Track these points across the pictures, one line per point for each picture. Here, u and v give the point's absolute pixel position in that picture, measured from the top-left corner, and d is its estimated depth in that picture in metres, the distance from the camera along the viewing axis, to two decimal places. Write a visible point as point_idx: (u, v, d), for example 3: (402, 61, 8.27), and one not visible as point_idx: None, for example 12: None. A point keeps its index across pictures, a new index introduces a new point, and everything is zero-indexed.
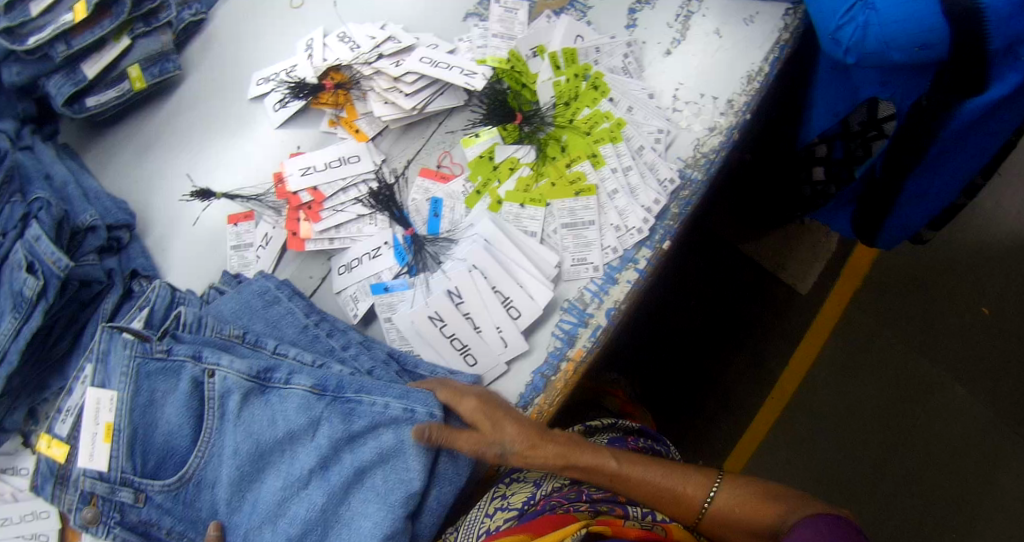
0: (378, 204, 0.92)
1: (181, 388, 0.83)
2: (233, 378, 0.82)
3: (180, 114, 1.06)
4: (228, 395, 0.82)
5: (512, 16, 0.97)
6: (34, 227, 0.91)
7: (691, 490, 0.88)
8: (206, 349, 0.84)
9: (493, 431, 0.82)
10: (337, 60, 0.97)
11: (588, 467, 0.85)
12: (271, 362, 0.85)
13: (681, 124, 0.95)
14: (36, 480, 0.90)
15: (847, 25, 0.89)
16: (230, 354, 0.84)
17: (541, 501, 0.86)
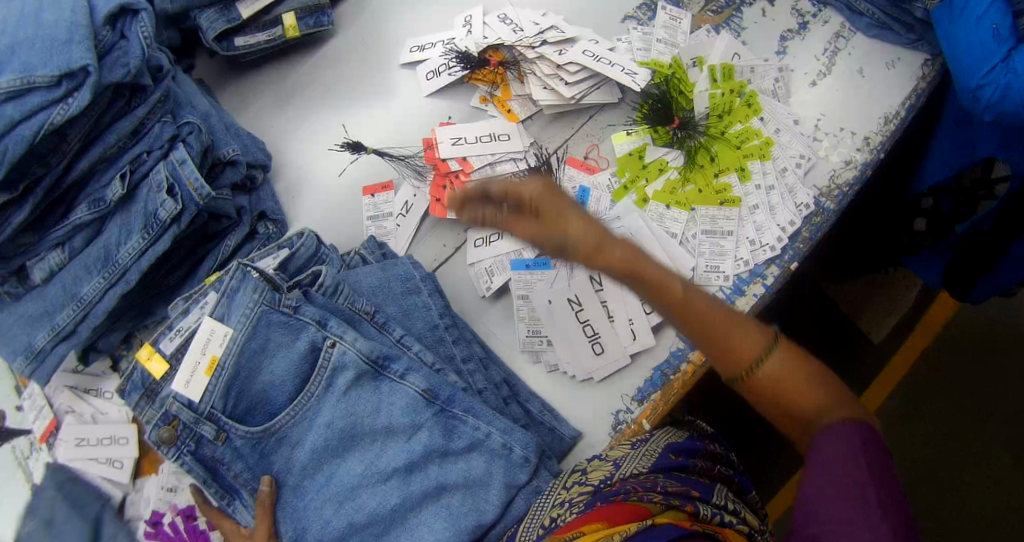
0: (537, 179, 0.94)
1: (297, 347, 0.81)
2: (352, 355, 0.81)
3: (326, 68, 1.08)
4: (341, 371, 0.81)
5: (676, 25, 1.01)
6: (181, 150, 0.91)
7: (749, 343, 0.64)
8: (332, 318, 0.82)
9: (562, 216, 0.66)
10: (498, 40, 1.00)
11: (648, 289, 0.66)
12: (391, 350, 0.84)
13: (820, 153, 0.98)
14: (124, 384, 0.79)
15: (988, 86, 0.91)
16: (355, 330, 0.84)
17: (618, 482, 0.75)
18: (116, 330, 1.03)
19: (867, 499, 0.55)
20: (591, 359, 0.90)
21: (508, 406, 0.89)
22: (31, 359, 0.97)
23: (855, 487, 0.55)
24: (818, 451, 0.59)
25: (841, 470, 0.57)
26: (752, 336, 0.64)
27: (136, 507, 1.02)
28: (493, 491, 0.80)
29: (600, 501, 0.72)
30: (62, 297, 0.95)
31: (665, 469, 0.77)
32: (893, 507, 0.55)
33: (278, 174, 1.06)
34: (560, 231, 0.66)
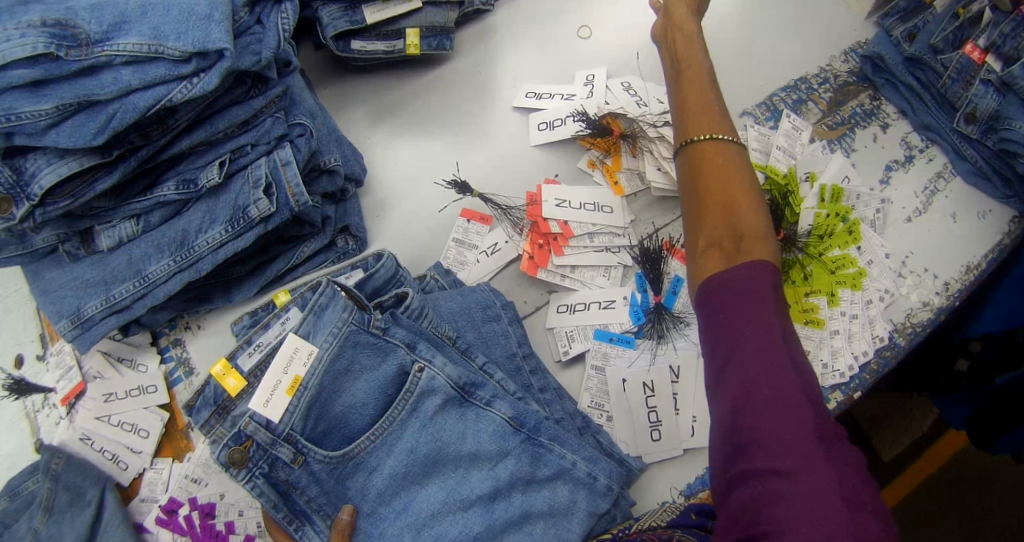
0: (646, 262, 0.94)
1: (385, 370, 0.82)
2: (440, 381, 0.82)
3: (437, 91, 1.06)
4: (429, 395, 0.82)
5: (797, 134, 1.05)
6: (287, 151, 0.89)
7: (736, 180, 0.78)
8: (421, 342, 0.83)
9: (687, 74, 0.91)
10: (621, 109, 1.00)
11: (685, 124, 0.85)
12: (478, 378, 0.85)
13: (902, 290, 0.99)
14: (194, 400, 0.80)
15: None
16: (442, 354, 0.84)
17: (634, 533, 0.79)
18: (166, 309, 0.99)
19: (803, 432, 0.59)
20: (647, 443, 0.89)
21: (584, 435, 0.87)
22: (75, 324, 0.92)
23: (790, 422, 0.60)
24: (750, 375, 0.64)
25: (766, 394, 0.62)
26: (752, 197, 0.77)
27: (151, 488, 1.00)
28: (576, 521, 0.83)
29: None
30: (125, 270, 0.91)
31: (682, 526, 0.77)
32: (827, 438, 0.60)
33: (368, 188, 1.03)
34: (689, 63, 0.91)
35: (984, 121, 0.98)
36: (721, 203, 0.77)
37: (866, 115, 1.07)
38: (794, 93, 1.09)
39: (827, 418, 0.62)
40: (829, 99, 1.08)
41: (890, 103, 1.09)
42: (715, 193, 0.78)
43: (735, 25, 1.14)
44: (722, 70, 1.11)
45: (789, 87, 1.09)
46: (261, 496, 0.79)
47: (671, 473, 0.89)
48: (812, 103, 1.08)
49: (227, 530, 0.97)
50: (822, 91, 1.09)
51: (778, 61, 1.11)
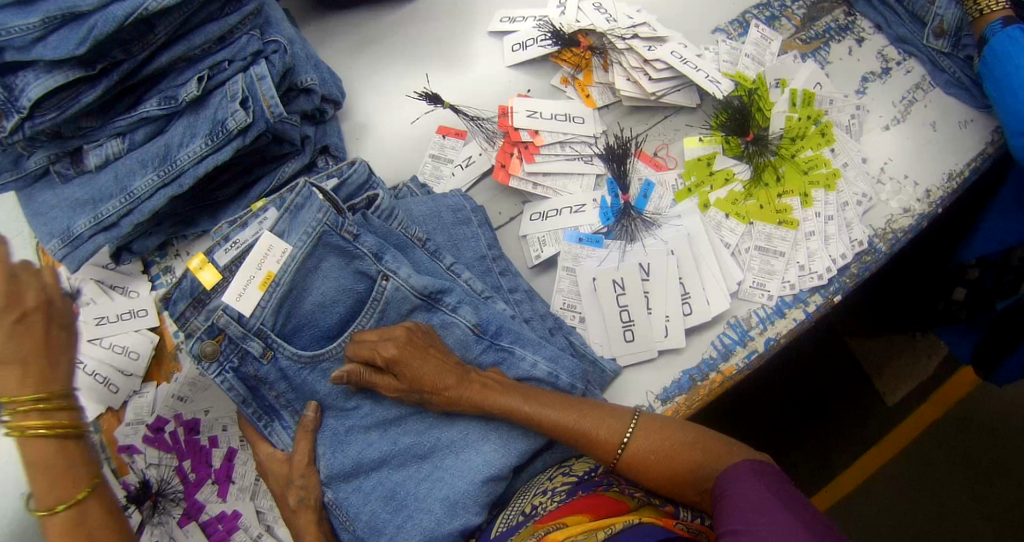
0: (611, 159, 0.94)
1: (350, 268, 0.84)
2: (405, 290, 0.84)
3: (413, 21, 1.07)
4: (395, 303, 0.84)
5: (766, 44, 1.03)
6: (262, 66, 0.91)
7: (697, 458, 0.74)
8: (388, 252, 0.84)
9: (433, 382, 0.79)
10: (591, 26, 1.01)
11: (518, 412, 0.79)
12: (445, 281, 0.86)
13: (881, 196, 0.96)
14: (171, 292, 0.82)
15: (1006, 105, 0.88)
16: (408, 260, 0.85)
17: (601, 475, 0.80)
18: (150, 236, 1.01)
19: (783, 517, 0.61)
20: (620, 344, 0.89)
21: (554, 336, 0.88)
22: (65, 244, 0.96)
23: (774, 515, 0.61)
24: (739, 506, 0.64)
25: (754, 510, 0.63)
26: (687, 431, 0.77)
27: (137, 412, 1.00)
28: None
29: (582, 490, 0.76)
30: (112, 188, 0.94)
31: None
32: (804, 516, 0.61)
33: (347, 113, 1.04)
34: (429, 378, 0.79)
35: (953, 33, 0.97)
36: (682, 467, 0.74)
37: (840, 30, 1.05)
38: (767, 10, 1.06)
39: (809, 522, 0.61)
40: (802, 15, 1.06)
41: (864, 18, 1.05)
42: (681, 469, 0.74)
43: None
44: None
45: (761, 6, 1.06)
46: (230, 389, 0.82)
47: (642, 375, 0.90)
48: (785, 19, 1.06)
49: (211, 445, 0.98)
50: (795, 8, 1.06)
51: None
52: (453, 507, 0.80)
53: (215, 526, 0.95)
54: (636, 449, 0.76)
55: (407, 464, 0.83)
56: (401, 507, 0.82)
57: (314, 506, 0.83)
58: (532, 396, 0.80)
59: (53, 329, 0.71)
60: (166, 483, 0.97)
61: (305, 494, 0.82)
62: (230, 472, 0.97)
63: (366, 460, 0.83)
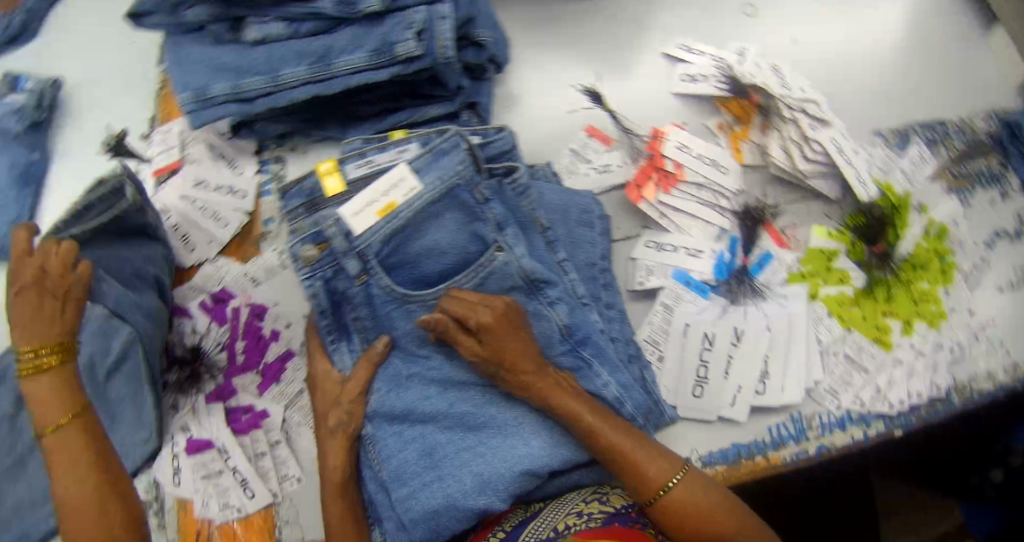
0: (743, 220, 0.96)
1: (465, 226, 0.84)
2: (513, 269, 0.83)
3: (598, 16, 1.05)
4: (500, 276, 0.83)
5: (921, 166, 1.01)
6: (448, 7, 0.90)
7: (732, 530, 0.74)
8: (510, 226, 0.84)
9: (512, 360, 0.80)
10: (765, 84, 1.00)
11: (576, 420, 0.79)
12: (552, 274, 0.85)
13: (972, 353, 0.95)
14: (292, 186, 0.85)
15: None
16: (525, 242, 0.85)
17: (638, 514, 0.79)
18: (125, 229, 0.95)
19: None
20: (687, 396, 0.90)
21: (631, 364, 0.88)
22: (196, 100, 0.94)
23: None
24: None
25: None
26: (729, 500, 0.77)
27: (203, 280, 1.01)
28: None
29: (619, 522, 0.76)
30: (261, 66, 0.94)
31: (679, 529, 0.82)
32: None
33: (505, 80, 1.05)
34: (508, 354, 0.80)
35: None
36: (715, 532, 0.74)
37: (989, 177, 1.02)
38: (928, 132, 1.03)
39: None
40: (959, 149, 1.03)
41: (1016, 176, 1.01)
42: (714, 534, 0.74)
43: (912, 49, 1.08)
44: (891, 93, 1.05)
45: (928, 125, 1.04)
46: (314, 296, 0.83)
47: (698, 431, 0.90)
48: (942, 148, 1.03)
49: (271, 337, 0.99)
50: (955, 140, 1.03)
51: (939, 100, 1.06)
52: (483, 486, 0.79)
53: (240, 415, 0.96)
54: (676, 498, 0.76)
55: (453, 429, 0.83)
56: (434, 467, 0.82)
57: (349, 435, 0.84)
58: (594, 409, 0.80)
59: (44, 287, 0.80)
60: (214, 351, 0.98)
61: (348, 419, 0.83)
62: (279, 372, 0.99)
63: (418, 412, 0.83)
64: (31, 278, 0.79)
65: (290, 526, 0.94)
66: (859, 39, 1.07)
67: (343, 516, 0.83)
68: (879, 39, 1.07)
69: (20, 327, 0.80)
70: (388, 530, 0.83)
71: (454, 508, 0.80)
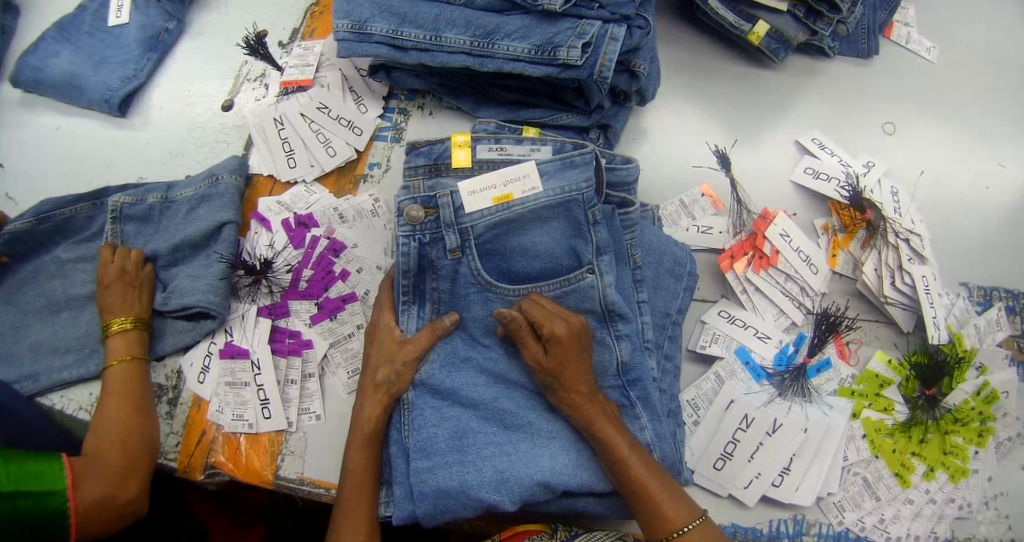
0: (817, 323, 0.98)
1: (566, 236, 0.86)
2: (597, 293, 0.86)
3: (750, 88, 1.11)
4: (582, 296, 0.86)
5: (992, 329, 1.04)
6: (622, 30, 0.93)
7: None
8: (608, 254, 0.86)
9: (569, 376, 0.82)
10: (881, 202, 1.04)
11: (609, 450, 0.81)
12: (629, 311, 0.87)
13: (979, 515, 0.98)
14: (420, 145, 0.86)
15: None
16: (615, 273, 0.87)
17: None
18: (139, 215, 1.03)
19: None
20: (707, 466, 0.93)
21: (668, 418, 0.90)
22: (352, 30, 0.98)
23: None
24: None
25: None
26: None
27: (294, 198, 1.04)
28: None
29: None
30: (427, 22, 0.97)
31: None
32: None
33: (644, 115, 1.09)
34: (569, 370, 0.82)
35: None
36: None
37: None
38: (1014, 300, 1.07)
39: None
40: None
41: None
42: None
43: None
44: (988, 252, 1.09)
45: (1013, 292, 1.07)
46: (404, 255, 0.85)
47: (706, 500, 0.93)
48: (1021, 319, 1.06)
49: (340, 276, 1.00)
50: None
51: None
52: (500, 483, 0.80)
53: (282, 339, 0.98)
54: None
55: (488, 422, 0.84)
56: (459, 450, 0.82)
57: (393, 394, 0.85)
58: (627, 442, 0.82)
59: (128, 275, 0.98)
60: (280, 269, 1.01)
61: (394, 379, 0.85)
62: (335, 310, 0.99)
63: (460, 393, 0.85)
64: (116, 277, 0.97)
65: (293, 457, 0.96)
66: (975, 190, 1.11)
67: (361, 468, 0.84)
68: (994, 195, 1.11)
69: (107, 300, 0.96)
70: (396, 495, 0.84)
71: (466, 495, 0.80)
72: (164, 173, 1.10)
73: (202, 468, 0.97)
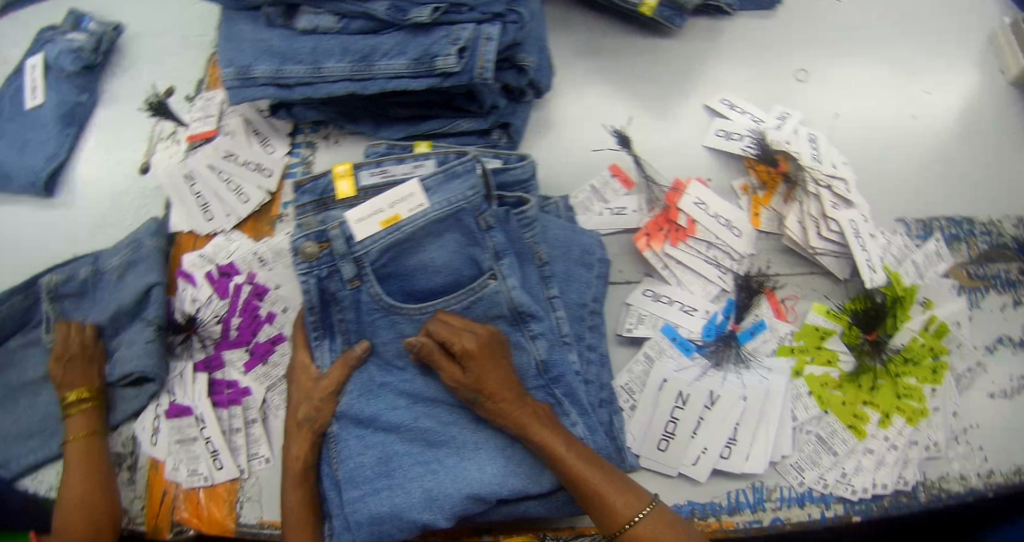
0: (738, 289, 0.97)
1: (461, 245, 0.86)
2: (503, 297, 0.85)
3: (649, 59, 1.07)
4: (489, 304, 0.86)
5: (934, 261, 1.01)
6: (495, 29, 0.91)
7: None
8: (508, 256, 0.86)
9: (488, 387, 0.81)
10: (797, 152, 0.99)
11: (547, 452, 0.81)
12: (540, 310, 0.87)
13: (951, 453, 0.96)
14: (305, 181, 0.88)
15: None
16: (519, 273, 0.87)
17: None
18: (70, 292, 1.06)
19: None
20: (652, 448, 0.92)
21: (601, 407, 0.90)
22: (238, 77, 0.97)
23: None
24: None
25: None
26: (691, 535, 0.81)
27: (216, 249, 1.04)
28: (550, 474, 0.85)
29: None
30: (305, 56, 0.96)
31: None
32: None
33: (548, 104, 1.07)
34: (490, 382, 0.82)
35: None
36: None
37: (1007, 283, 1.02)
38: (954, 228, 1.03)
39: None
40: (982, 250, 1.03)
41: None
42: None
43: (958, 138, 1.07)
44: (925, 182, 1.05)
45: (956, 219, 1.03)
46: (307, 292, 0.86)
47: (655, 483, 0.93)
48: (966, 246, 1.03)
49: (266, 319, 1.02)
50: (980, 240, 1.03)
51: (969, 194, 1.05)
52: (430, 501, 0.83)
53: (222, 388, 1.01)
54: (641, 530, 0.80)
55: (413, 441, 0.86)
56: (387, 475, 0.85)
57: (314, 430, 0.88)
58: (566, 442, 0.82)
59: (87, 348, 1.01)
60: (208, 323, 1.02)
61: (314, 416, 0.88)
62: (266, 353, 1.02)
63: (382, 418, 0.86)
64: (77, 350, 1.01)
65: (251, 503, 0.99)
66: (903, 121, 1.07)
67: (301, 505, 0.88)
68: (923, 123, 1.07)
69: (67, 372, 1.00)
70: (336, 528, 0.87)
71: (398, 518, 0.84)
72: (94, 244, 1.12)
73: (169, 527, 1.00)
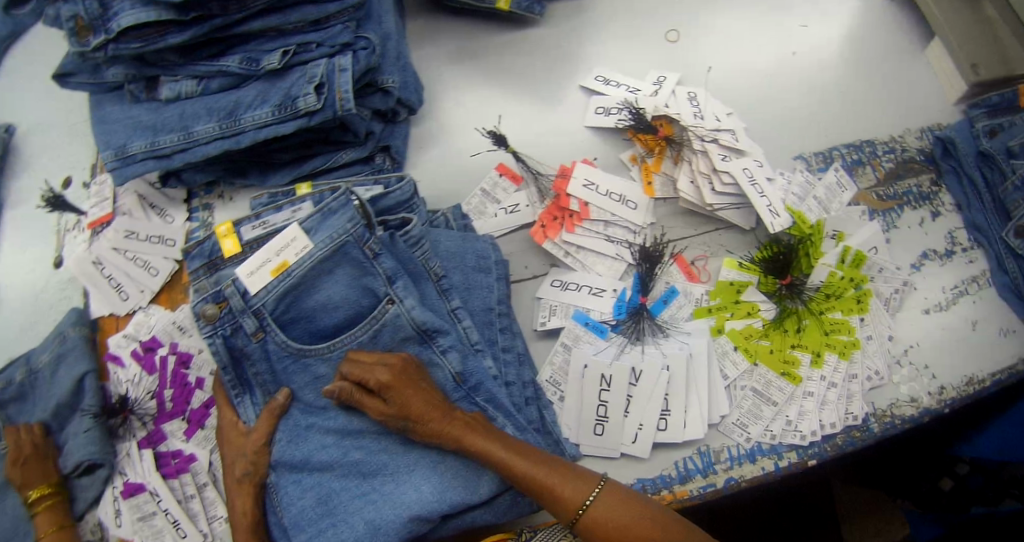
0: (643, 263, 0.96)
1: (351, 277, 0.86)
2: (404, 320, 0.86)
3: (520, 54, 1.08)
4: (391, 328, 0.86)
5: (838, 191, 1.01)
6: (347, 58, 0.92)
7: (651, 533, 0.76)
8: (401, 278, 0.86)
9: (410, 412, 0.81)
10: (677, 114, 1.00)
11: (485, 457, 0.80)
12: (443, 324, 0.87)
13: (894, 377, 0.94)
14: (191, 247, 0.87)
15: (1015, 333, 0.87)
16: (415, 293, 0.87)
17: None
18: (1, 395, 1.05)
19: None
20: (589, 435, 0.91)
21: (527, 406, 0.90)
22: (117, 157, 0.96)
23: None
24: None
25: None
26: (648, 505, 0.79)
27: (137, 327, 1.06)
28: (484, 482, 0.85)
29: None
30: (175, 123, 0.96)
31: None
32: None
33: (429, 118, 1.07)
34: (411, 407, 0.81)
35: None
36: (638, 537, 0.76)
37: (919, 197, 1.02)
38: (855, 153, 1.03)
39: None
40: (888, 169, 1.03)
41: (949, 194, 1.02)
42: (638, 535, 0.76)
43: (842, 65, 1.07)
44: (818, 114, 1.04)
45: (854, 145, 1.04)
46: (215, 353, 0.86)
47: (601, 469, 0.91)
48: (870, 169, 1.03)
49: (196, 385, 1.04)
50: (885, 160, 1.03)
51: (864, 118, 1.05)
52: (374, 531, 0.83)
53: (168, 459, 1.01)
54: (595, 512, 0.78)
55: (349, 477, 0.86)
56: (330, 513, 0.85)
57: (254, 483, 0.88)
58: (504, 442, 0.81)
59: (37, 444, 1.00)
60: (140, 402, 1.03)
61: (251, 469, 0.87)
62: (201, 419, 1.03)
63: (313, 460, 0.86)
64: (28, 451, 0.99)
65: None
66: (782, 59, 1.07)
67: None
68: (805, 58, 1.07)
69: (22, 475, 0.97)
70: None
71: None
72: (22, 345, 1.12)
73: None
